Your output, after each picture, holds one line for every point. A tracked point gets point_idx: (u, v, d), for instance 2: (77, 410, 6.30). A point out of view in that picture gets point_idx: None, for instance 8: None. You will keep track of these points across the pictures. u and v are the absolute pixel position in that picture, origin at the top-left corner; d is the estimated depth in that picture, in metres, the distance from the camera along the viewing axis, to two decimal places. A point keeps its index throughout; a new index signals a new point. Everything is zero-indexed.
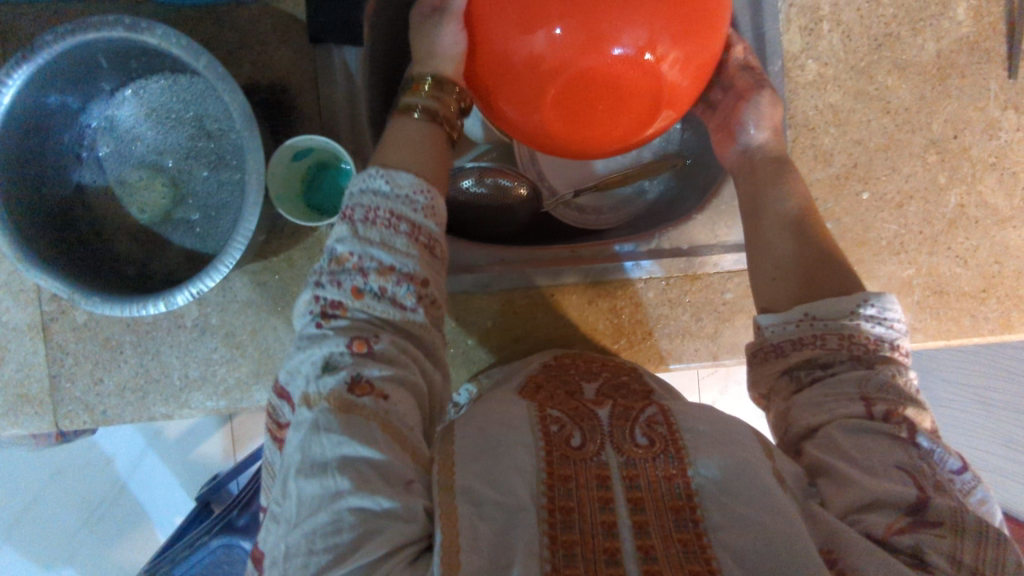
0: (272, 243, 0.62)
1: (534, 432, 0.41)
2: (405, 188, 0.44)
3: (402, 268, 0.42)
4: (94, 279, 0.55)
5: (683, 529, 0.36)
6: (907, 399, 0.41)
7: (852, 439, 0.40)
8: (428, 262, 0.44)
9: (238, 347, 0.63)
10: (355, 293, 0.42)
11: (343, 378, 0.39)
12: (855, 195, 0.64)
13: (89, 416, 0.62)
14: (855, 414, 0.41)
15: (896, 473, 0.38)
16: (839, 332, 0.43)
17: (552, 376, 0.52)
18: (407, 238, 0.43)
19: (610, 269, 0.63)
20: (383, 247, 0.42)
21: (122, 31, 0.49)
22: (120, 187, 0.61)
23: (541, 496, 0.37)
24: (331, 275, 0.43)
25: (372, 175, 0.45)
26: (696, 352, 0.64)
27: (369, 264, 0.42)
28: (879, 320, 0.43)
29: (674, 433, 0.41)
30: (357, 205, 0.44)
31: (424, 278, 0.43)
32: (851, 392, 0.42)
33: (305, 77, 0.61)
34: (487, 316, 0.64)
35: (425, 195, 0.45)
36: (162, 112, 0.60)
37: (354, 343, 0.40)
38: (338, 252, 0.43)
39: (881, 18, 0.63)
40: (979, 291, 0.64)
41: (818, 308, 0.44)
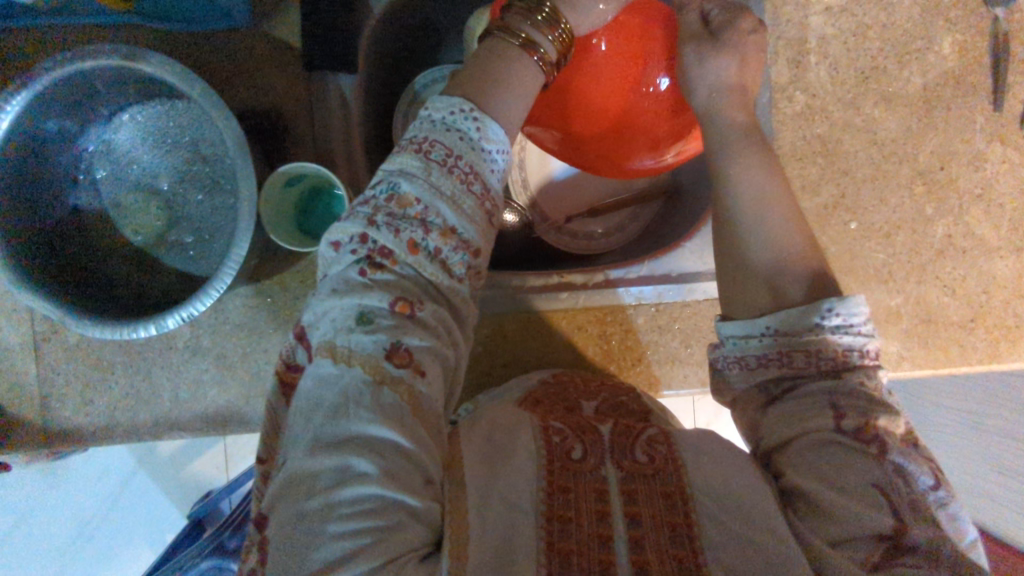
0: (265, 266, 0.63)
1: (535, 441, 0.39)
2: (490, 144, 0.43)
3: (464, 232, 0.41)
4: (86, 301, 0.55)
5: (679, 545, 0.34)
6: (876, 404, 0.40)
7: (823, 455, 0.38)
8: (484, 232, 0.43)
9: (228, 369, 0.63)
10: (411, 246, 0.39)
11: (383, 343, 0.37)
12: (842, 225, 0.64)
13: (79, 437, 0.63)
14: (828, 429, 0.39)
15: (873, 493, 0.36)
16: (801, 347, 0.43)
17: (552, 395, 0.51)
18: (476, 200, 0.42)
19: (601, 294, 0.64)
20: (451, 204, 0.40)
21: (119, 59, 0.50)
22: (115, 210, 0.62)
23: (539, 503, 0.36)
24: (390, 215, 0.40)
25: (462, 112, 0.43)
26: (686, 378, 0.64)
27: (434, 220, 0.40)
28: (843, 328, 0.42)
29: (674, 452, 0.40)
30: (436, 142, 0.42)
31: (477, 247, 0.43)
32: (820, 400, 0.41)
33: (299, 101, 0.62)
34: (477, 341, 0.64)
35: (501, 157, 0.44)
36: (158, 136, 0.61)
37: (396, 304, 0.39)
38: (404, 192, 0.40)
39: (867, 52, 0.64)
40: (968, 321, 0.64)
41: (772, 320, 0.44)
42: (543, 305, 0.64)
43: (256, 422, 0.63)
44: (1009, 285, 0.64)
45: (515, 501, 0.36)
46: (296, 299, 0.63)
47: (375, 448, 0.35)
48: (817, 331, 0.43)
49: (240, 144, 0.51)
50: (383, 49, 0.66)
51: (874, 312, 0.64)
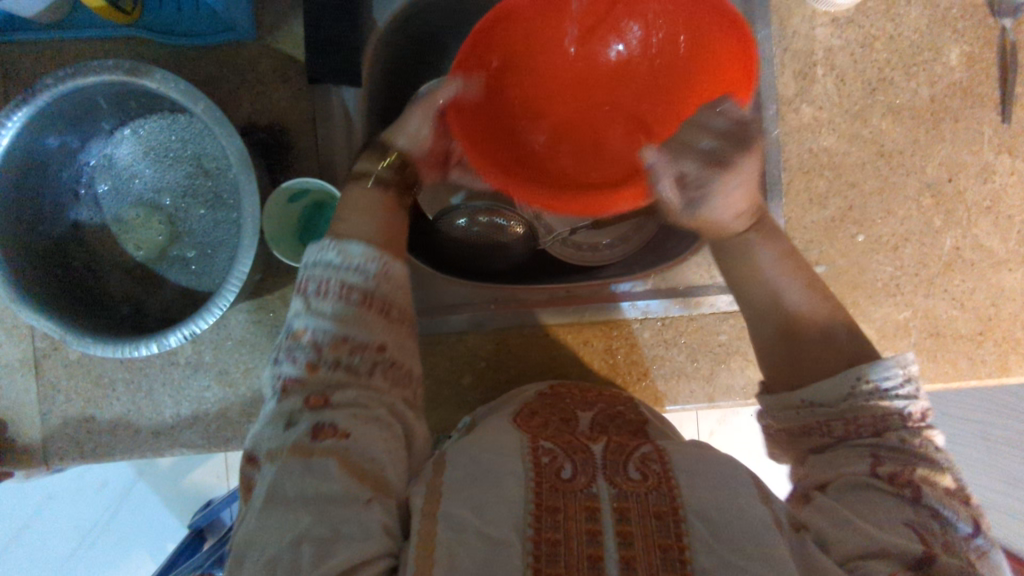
0: (267, 280, 0.62)
1: (524, 461, 0.41)
2: (357, 259, 0.44)
3: (356, 336, 0.42)
4: (87, 319, 0.54)
5: (671, 568, 0.35)
6: (924, 459, 0.41)
7: (860, 496, 0.40)
8: (384, 328, 0.43)
9: (231, 385, 0.62)
10: (310, 366, 0.41)
11: (304, 430, 0.39)
12: (850, 237, 0.64)
13: (78, 454, 0.62)
14: (861, 473, 0.41)
15: (905, 530, 0.38)
16: (856, 414, 0.43)
17: (548, 407, 0.51)
18: (359, 306, 0.42)
19: (606, 308, 0.64)
20: (337, 320, 0.42)
21: (121, 74, 0.50)
22: (116, 224, 0.61)
23: (527, 528, 0.37)
24: (287, 350, 0.42)
25: (324, 247, 0.45)
26: (691, 393, 0.64)
27: (323, 339, 0.41)
28: (891, 392, 0.43)
29: (669, 471, 0.41)
30: (310, 277, 0.44)
31: (380, 343, 0.43)
32: (863, 449, 0.42)
33: (304, 117, 0.61)
34: (480, 355, 0.63)
35: (383, 261, 0.45)
36: (160, 150, 0.61)
37: (310, 400, 0.40)
38: (294, 327, 0.42)
39: (874, 63, 0.63)
40: (977, 334, 0.64)
41: (807, 391, 0.45)
42: (541, 318, 0.63)
43: None
44: (1017, 298, 0.64)
45: (496, 529, 0.37)
46: None
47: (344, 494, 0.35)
48: (869, 390, 0.43)
49: (242, 162, 0.50)
50: (386, 61, 0.65)
51: (882, 325, 0.63)
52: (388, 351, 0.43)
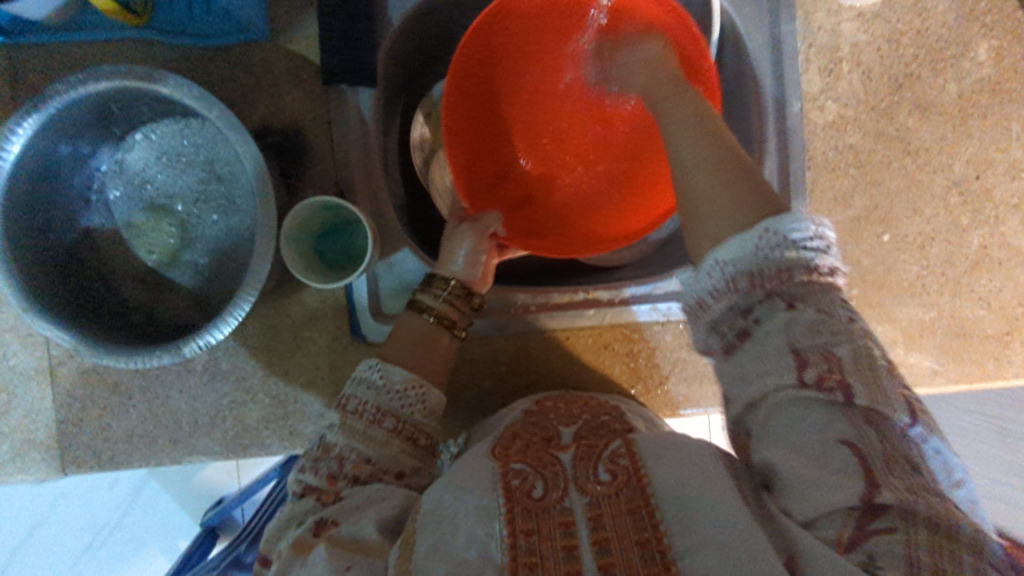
0: (284, 285, 0.61)
1: (494, 487, 0.40)
2: (397, 383, 0.48)
3: (378, 460, 0.45)
4: (101, 328, 0.53)
5: (651, 563, 0.34)
6: (835, 335, 0.36)
7: (789, 418, 0.36)
8: (408, 453, 0.47)
9: (248, 392, 0.61)
10: (330, 479, 0.44)
11: (308, 524, 0.41)
12: (875, 237, 0.63)
13: (96, 463, 0.61)
14: (785, 385, 0.36)
15: (838, 450, 0.34)
16: (779, 266, 0.36)
17: (530, 424, 0.49)
18: (388, 433, 0.46)
19: (624, 313, 0.63)
20: (364, 439, 0.46)
21: (133, 80, 0.48)
22: (127, 230, 0.60)
23: (502, 557, 0.36)
24: (314, 461, 0.46)
25: (369, 367, 0.49)
26: (714, 396, 0.63)
27: (349, 455, 0.45)
28: (805, 241, 0.37)
29: (639, 464, 0.40)
30: (351, 395, 0.48)
31: (400, 470, 0.46)
32: (778, 346, 0.36)
33: (319, 120, 0.60)
34: (500, 359, 0.62)
35: (421, 392, 0.49)
36: (171, 155, 0.60)
37: (324, 497, 0.43)
38: (325, 440, 0.46)
39: (901, 59, 0.62)
40: (1003, 334, 0.63)
41: (732, 251, 0.37)
42: (553, 326, 0.62)
43: (278, 445, 0.62)
44: None
45: (475, 562, 0.37)
46: (316, 319, 0.61)
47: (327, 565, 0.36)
48: (791, 240, 0.36)
49: (258, 171, 0.49)
50: (399, 61, 0.63)
51: (907, 326, 0.63)
52: (406, 478, 0.47)
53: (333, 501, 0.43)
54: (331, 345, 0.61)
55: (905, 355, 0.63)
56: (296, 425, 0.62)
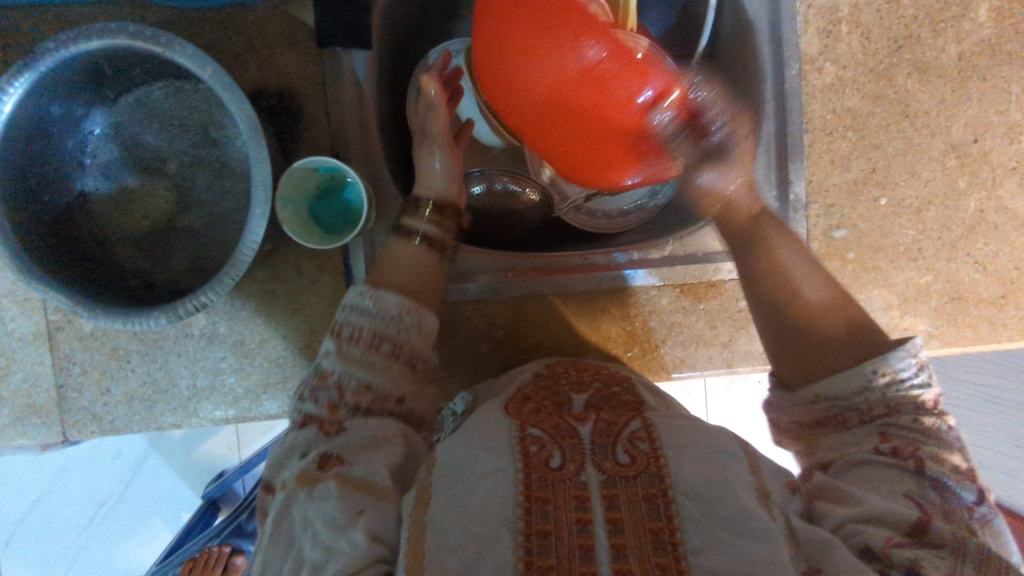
0: (280, 250, 0.61)
1: (512, 451, 0.41)
2: (391, 308, 0.47)
3: (379, 386, 0.45)
4: (97, 291, 0.53)
5: (661, 552, 0.36)
6: (929, 437, 0.42)
7: (862, 472, 0.41)
8: (408, 378, 0.47)
9: (246, 356, 0.62)
10: (330, 408, 0.44)
11: (313, 457, 0.41)
12: (872, 201, 0.62)
13: (96, 426, 0.62)
14: (863, 451, 0.42)
15: (904, 499, 0.39)
16: (848, 406, 0.45)
17: (541, 390, 0.49)
18: (386, 359, 0.46)
19: (619, 279, 0.63)
20: (363, 366, 0.45)
21: (125, 38, 0.48)
22: (122, 194, 0.60)
23: (518, 520, 0.37)
24: (313, 389, 0.46)
25: (362, 293, 0.48)
26: (710, 359, 0.63)
27: (347, 383, 0.45)
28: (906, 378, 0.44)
29: (656, 449, 0.41)
30: (344, 321, 0.47)
31: (399, 395, 0.46)
32: (869, 428, 0.43)
33: (314, 82, 0.59)
34: (498, 323, 0.63)
35: (414, 313, 0.48)
36: (166, 119, 0.59)
37: (325, 429, 0.44)
38: (323, 368, 0.46)
39: (901, 20, 0.61)
40: (998, 298, 0.63)
41: (829, 386, 0.45)
42: (550, 292, 0.63)
43: (277, 407, 0.62)
44: None
45: (473, 523, 0.37)
46: (313, 283, 0.61)
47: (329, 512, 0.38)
48: (859, 391, 0.44)
49: (253, 130, 0.49)
50: (393, 24, 0.63)
51: (903, 289, 0.63)
52: (407, 404, 0.47)
53: (336, 432, 0.43)
54: (328, 310, 0.61)
55: (900, 318, 0.63)
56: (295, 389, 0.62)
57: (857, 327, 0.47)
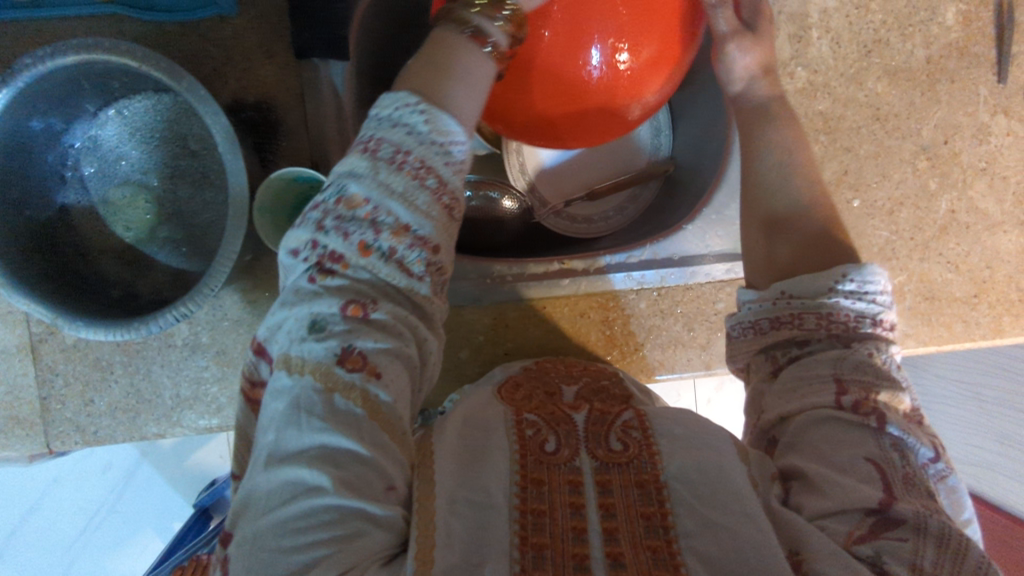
0: (261, 260, 0.61)
1: (509, 436, 0.42)
2: (440, 136, 0.42)
3: (420, 229, 0.41)
4: (79, 302, 0.54)
5: (654, 535, 0.37)
6: (881, 381, 0.41)
7: (821, 432, 0.41)
8: (445, 227, 0.43)
9: (229, 365, 0.62)
10: (362, 249, 0.39)
11: (334, 349, 0.38)
12: (846, 203, 0.63)
13: (80, 437, 0.62)
14: (823, 403, 0.41)
15: (864, 467, 0.38)
16: (807, 309, 0.44)
17: (532, 380, 0.52)
18: (429, 195, 0.41)
19: (599, 282, 0.63)
20: (404, 202, 0.40)
21: (101, 53, 0.48)
22: (103, 206, 0.61)
23: (513, 497, 0.38)
24: (337, 218, 0.40)
25: (410, 107, 0.42)
26: (688, 361, 0.64)
27: (384, 219, 0.40)
28: (869, 297, 0.44)
29: (649, 438, 0.42)
30: (384, 140, 0.41)
31: (436, 244, 0.42)
32: (824, 373, 0.42)
33: (292, 94, 0.60)
34: (478, 329, 0.63)
35: (456, 146, 0.43)
36: (146, 131, 0.60)
37: (349, 306, 0.39)
38: (352, 194, 0.40)
39: (870, 25, 0.63)
40: (971, 297, 0.64)
41: (797, 286, 0.45)
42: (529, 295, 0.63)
43: None
44: (1011, 259, 0.64)
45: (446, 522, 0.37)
46: None
47: (337, 459, 0.36)
48: (819, 298, 0.44)
49: (230, 142, 0.50)
50: (376, 38, 0.65)
51: None
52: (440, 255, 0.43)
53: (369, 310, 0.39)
54: None
55: None
56: None
57: (831, 238, 0.48)
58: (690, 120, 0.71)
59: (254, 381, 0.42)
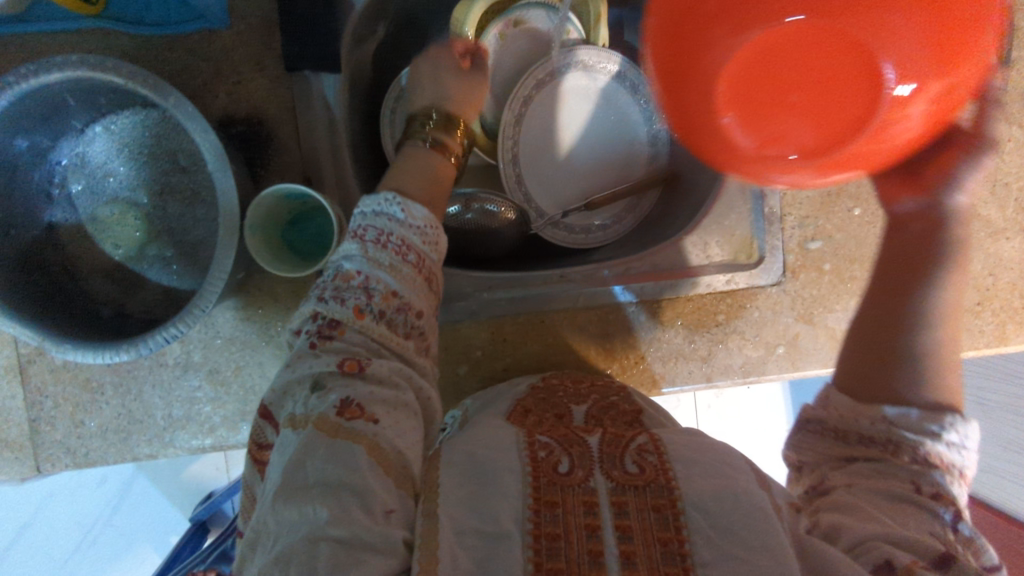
0: (255, 276, 0.60)
1: (521, 456, 0.41)
2: (419, 220, 0.45)
3: (406, 294, 0.43)
4: (67, 323, 0.52)
5: (671, 562, 0.36)
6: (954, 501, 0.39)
7: (886, 503, 0.39)
8: (427, 295, 0.45)
9: (222, 384, 0.61)
10: (356, 313, 0.42)
11: (333, 401, 0.39)
12: (846, 212, 0.63)
13: (71, 459, 0.61)
14: (898, 487, 0.40)
15: (925, 531, 0.37)
16: (899, 440, 0.41)
17: (540, 402, 0.51)
18: (413, 268, 0.44)
19: (600, 294, 0.63)
20: (391, 271, 0.42)
21: (87, 71, 0.47)
22: (92, 224, 0.59)
23: (527, 522, 0.37)
24: (335, 289, 0.42)
25: (387, 200, 0.45)
26: (689, 374, 0.63)
27: (375, 287, 0.42)
28: (962, 446, 0.41)
29: (664, 462, 0.41)
30: (369, 226, 0.44)
31: (421, 309, 0.44)
32: (902, 474, 0.40)
33: (283, 108, 0.59)
34: (475, 345, 0.62)
35: (434, 229, 0.46)
36: (134, 147, 0.59)
37: (344, 363, 0.41)
38: (345, 269, 0.43)
39: None
40: (975, 304, 0.63)
41: (892, 410, 0.41)
42: (527, 308, 0.62)
43: None
44: (1015, 267, 0.63)
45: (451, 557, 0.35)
46: (288, 308, 0.61)
47: None
48: (920, 435, 0.41)
49: (220, 160, 0.49)
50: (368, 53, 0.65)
51: None
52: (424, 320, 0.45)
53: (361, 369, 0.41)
54: None
55: None
56: None
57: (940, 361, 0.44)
58: None
59: (262, 444, 0.43)
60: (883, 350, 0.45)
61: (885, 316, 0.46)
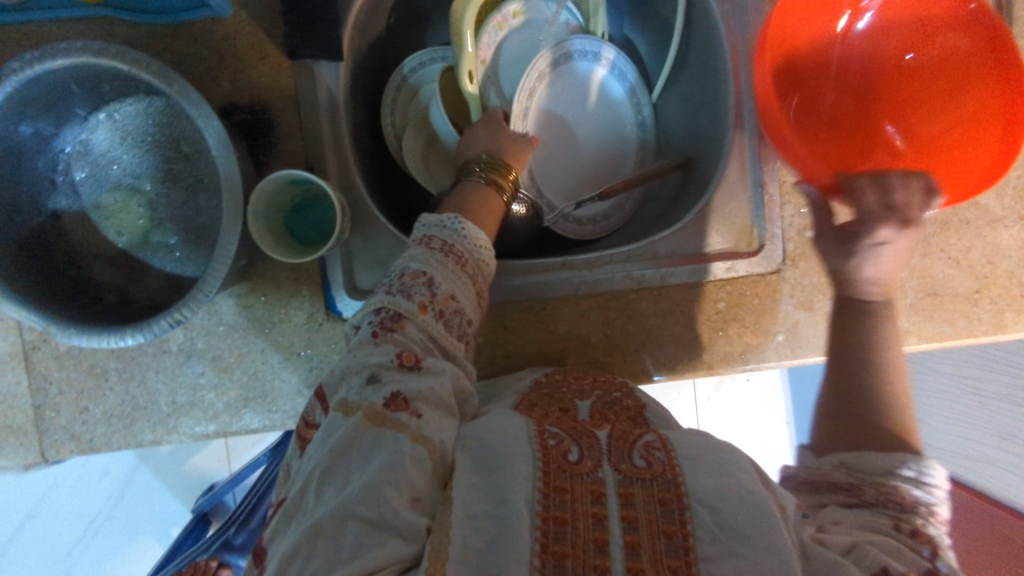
0: (257, 263, 0.60)
1: (532, 443, 0.41)
2: (477, 238, 0.49)
3: (464, 301, 0.46)
4: (72, 309, 0.52)
5: (674, 555, 0.36)
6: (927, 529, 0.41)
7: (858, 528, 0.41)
8: (477, 306, 0.48)
9: (225, 371, 0.61)
10: (421, 308, 0.44)
11: (385, 392, 0.40)
12: None
13: (75, 445, 0.61)
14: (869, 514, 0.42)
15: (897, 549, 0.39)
16: (868, 481, 0.44)
17: (544, 396, 0.52)
18: (469, 278, 0.47)
19: (605, 279, 0.63)
20: (454, 276, 0.46)
21: (92, 56, 0.48)
22: (95, 212, 0.60)
23: (535, 504, 0.37)
24: (401, 286, 0.44)
25: (449, 219, 0.50)
26: (690, 362, 0.63)
27: (440, 287, 0.45)
28: (929, 487, 0.43)
29: (672, 459, 0.41)
30: (433, 237, 0.48)
31: (471, 318, 0.47)
32: (870, 509, 0.43)
33: (285, 95, 0.59)
34: (477, 332, 0.62)
35: (486, 249, 0.50)
36: (138, 135, 0.59)
37: (402, 355, 0.42)
38: (412, 269, 0.45)
39: None
40: (973, 292, 0.63)
41: (853, 458, 0.46)
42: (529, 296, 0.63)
43: (258, 422, 0.62)
44: (1013, 255, 0.63)
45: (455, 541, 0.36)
46: (291, 297, 0.61)
47: None
48: (883, 475, 0.44)
49: (224, 146, 0.49)
50: (369, 44, 0.66)
51: None
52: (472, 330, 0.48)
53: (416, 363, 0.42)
54: (307, 323, 0.61)
55: None
56: (273, 403, 0.62)
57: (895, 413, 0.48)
58: (690, 117, 0.71)
59: (308, 422, 0.44)
60: (840, 412, 0.49)
61: (837, 382, 0.51)
